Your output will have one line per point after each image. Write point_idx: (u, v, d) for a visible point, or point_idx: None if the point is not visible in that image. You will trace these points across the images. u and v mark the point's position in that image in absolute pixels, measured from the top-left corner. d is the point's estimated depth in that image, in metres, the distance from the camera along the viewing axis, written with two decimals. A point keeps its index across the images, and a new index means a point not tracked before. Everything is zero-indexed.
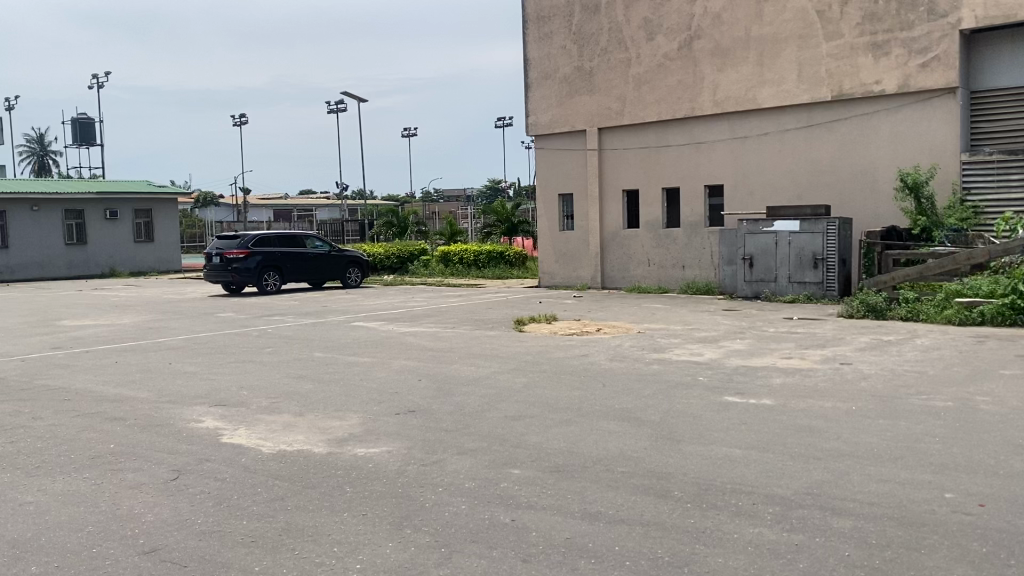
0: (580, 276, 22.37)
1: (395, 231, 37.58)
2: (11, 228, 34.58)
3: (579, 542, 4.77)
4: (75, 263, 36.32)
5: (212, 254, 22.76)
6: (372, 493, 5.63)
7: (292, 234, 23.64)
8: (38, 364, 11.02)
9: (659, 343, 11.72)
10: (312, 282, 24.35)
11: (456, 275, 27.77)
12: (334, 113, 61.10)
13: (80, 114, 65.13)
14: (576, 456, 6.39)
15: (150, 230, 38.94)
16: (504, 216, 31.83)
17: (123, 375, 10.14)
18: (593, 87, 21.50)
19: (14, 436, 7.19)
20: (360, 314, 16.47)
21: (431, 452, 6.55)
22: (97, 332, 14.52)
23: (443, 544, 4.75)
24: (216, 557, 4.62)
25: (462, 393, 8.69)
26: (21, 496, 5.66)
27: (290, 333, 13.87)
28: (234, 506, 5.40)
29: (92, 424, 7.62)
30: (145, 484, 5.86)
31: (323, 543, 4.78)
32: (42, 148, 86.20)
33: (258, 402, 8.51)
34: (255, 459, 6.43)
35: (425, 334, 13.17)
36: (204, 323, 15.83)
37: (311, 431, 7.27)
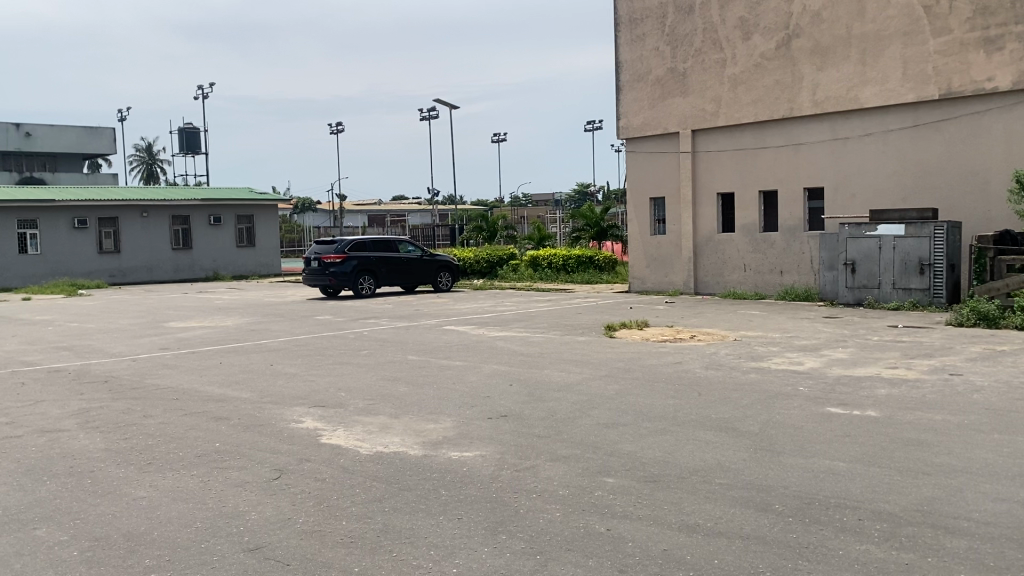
0: (672, 281, 22.06)
1: (485, 236, 37.83)
2: (122, 234, 36.41)
3: (676, 554, 4.68)
4: (181, 267, 37.97)
5: (311, 259, 23.42)
6: (467, 497, 5.66)
7: (386, 239, 24.07)
8: (149, 364, 11.53)
9: (756, 351, 11.42)
10: (404, 286, 24.75)
11: (545, 279, 27.80)
12: (426, 120, 62.01)
13: (186, 124, 68.02)
14: (672, 466, 6.28)
15: (252, 235, 40.15)
16: (594, 220, 31.72)
17: (227, 375, 10.51)
18: (686, 89, 21.20)
19: (129, 433, 7.54)
20: (452, 318, 16.66)
21: (524, 457, 6.54)
22: (202, 334, 15.10)
23: (540, 551, 4.73)
24: (318, 556, 4.72)
25: (554, 399, 8.67)
26: (134, 491, 5.91)
27: (384, 336, 14.11)
28: (333, 506, 5.52)
29: (199, 422, 7.92)
30: (249, 483, 6.05)
31: (421, 546, 4.83)
32: (151, 157, 90.41)
33: (355, 403, 8.68)
34: (353, 460, 6.56)
35: (516, 339, 13.21)
36: (302, 325, 16.28)
37: (407, 433, 7.37)
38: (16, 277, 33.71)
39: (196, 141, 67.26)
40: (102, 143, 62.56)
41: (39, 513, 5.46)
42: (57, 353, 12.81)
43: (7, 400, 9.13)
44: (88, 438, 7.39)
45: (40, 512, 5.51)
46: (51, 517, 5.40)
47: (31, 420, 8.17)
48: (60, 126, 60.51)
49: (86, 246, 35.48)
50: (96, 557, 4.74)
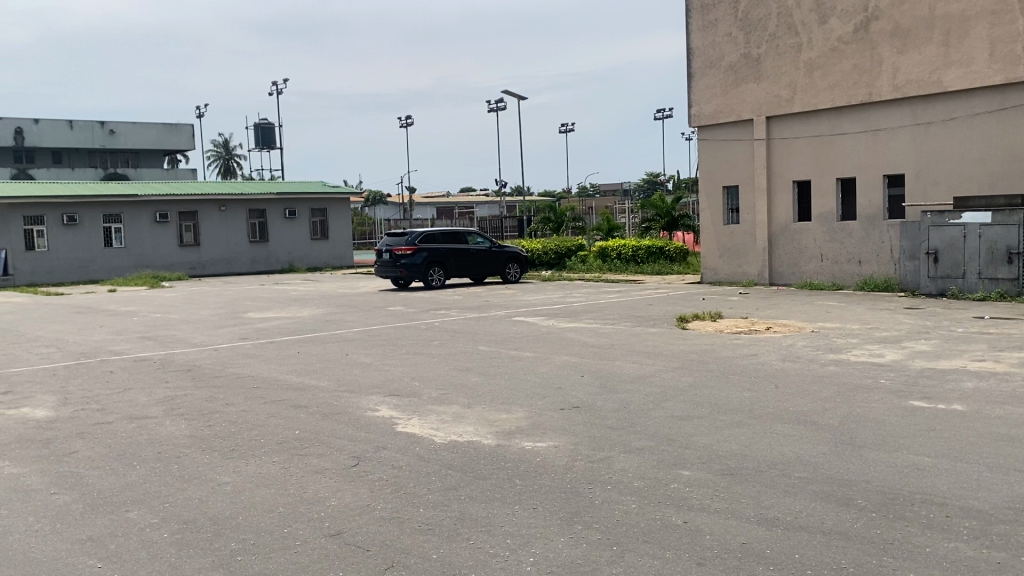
0: (746, 271, 21.70)
1: (552, 226, 37.70)
2: (202, 228, 37.53)
3: (755, 547, 4.61)
4: (258, 260, 38.98)
5: (382, 251, 23.75)
6: (541, 487, 5.67)
7: (456, 231, 24.27)
8: (230, 353, 11.87)
9: (835, 343, 11.14)
10: (474, 278, 24.93)
11: (614, 270, 27.62)
12: (494, 111, 62.01)
13: (261, 120, 69.55)
14: (749, 459, 6.18)
15: (325, 228, 40.96)
16: (664, 210, 31.32)
17: (304, 365, 10.74)
18: (760, 75, 20.77)
19: (212, 420, 7.78)
20: (522, 309, 16.69)
21: (598, 449, 6.52)
22: (279, 324, 15.47)
23: (616, 542, 4.71)
24: (397, 542, 4.79)
25: (627, 391, 8.60)
26: (219, 476, 6.10)
27: (455, 326, 14.23)
28: (411, 493, 5.60)
29: (279, 410, 8.12)
30: (328, 469, 6.18)
31: (497, 535, 4.86)
32: (228, 152, 92.85)
33: (428, 393, 8.77)
34: (429, 449, 6.64)
35: (587, 330, 13.17)
36: (375, 316, 16.54)
37: (480, 423, 7.41)
38: (102, 269, 34.96)
39: (271, 137, 68.76)
40: (181, 139, 64.54)
41: (131, 496, 5.68)
42: (143, 342, 13.27)
43: (97, 388, 9.51)
44: (174, 424, 7.64)
45: (131, 495, 5.73)
46: (142, 501, 5.60)
47: (120, 407, 8.49)
48: (142, 124, 62.52)
49: (167, 240, 36.64)
50: (185, 539, 4.91)
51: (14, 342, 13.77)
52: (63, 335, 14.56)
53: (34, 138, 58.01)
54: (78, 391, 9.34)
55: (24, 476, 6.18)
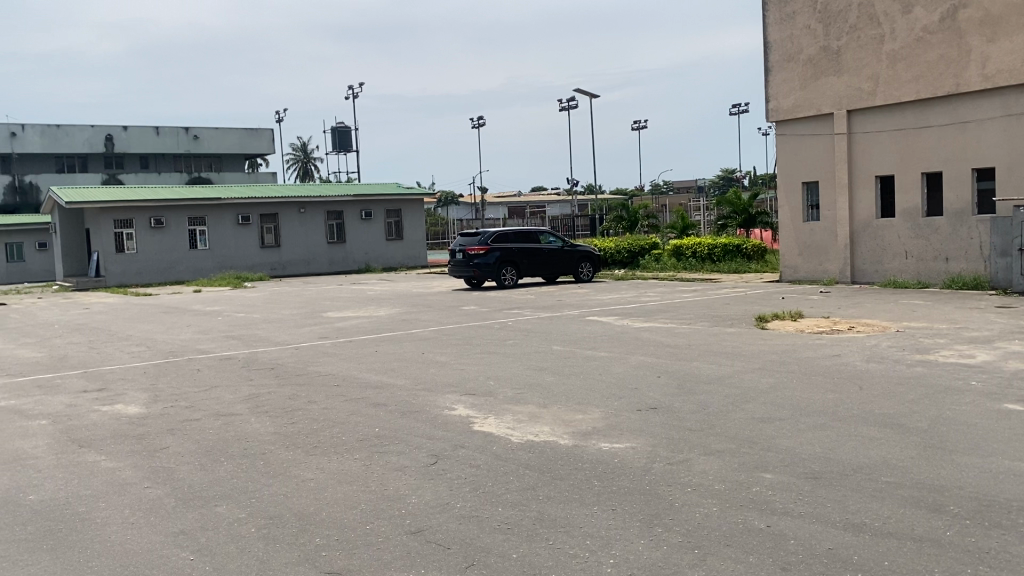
0: (827, 269, 21.17)
1: (625, 225, 37.28)
2: (282, 229, 38.53)
3: (842, 553, 4.50)
4: (336, 260, 39.79)
5: (455, 251, 23.98)
6: (620, 488, 5.63)
7: (528, 230, 24.33)
8: (310, 352, 12.15)
9: (923, 343, 10.77)
10: (547, 277, 24.94)
11: (689, 268, 27.27)
12: (566, 110, 61.76)
13: (337, 123, 70.89)
14: (834, 463, 6.02)
15: (400, 229, 41.55)
16: (741, 207, 30.74)
17: (383, 363, 10.92)
18: (841, 68, 20.23)
19: (296, 417, 7.98)
20: (596, 309, 16.61)
21: (677, 451, 6.44)
22: (357, 323, 15.76)
23: (698, 546, 4.65)
24: (476, 540, 4.83)
25: (705, 392, 8.49)
26: (303, 472, 6.24)
27: (529, 326, 14.24)
28: (489, 492, 5.63)
29: (359, 408, 8.26)
30: (408, 466, 6.27)
31: (576, 536, 4.85)
32: (306, 156, 95.02)
33: (504, 392, 8.82)
34: (506, 448, 6.67)
35: (662, 330, 13.02)
36: (450, 315, 16.65)
37: (556, 423, 7.40)
38: (188, 270, 36.15)
39: (347, 140, 70.12)
40: (261, 143, 66.48)
41: (219, 491, 5.87)
42: (228, 341, 13.66)
43: (187, 385, 9.85)
44: (259, 421, 7.86)
45: (219, 490, 5.91)
46: (229, 496, 5.77)
47: (208, 403, 8.77)
48: (224, 129, 64.56)
49: (249, 241, 37.71)
50: (271, 534, 5.04)
51: (107, 341, 14.35)
52: (152, 335, 15.09)
53: (123, 145, 60.31)
54: (168, 389, 9.70)
55: (120, 470, 6.44)
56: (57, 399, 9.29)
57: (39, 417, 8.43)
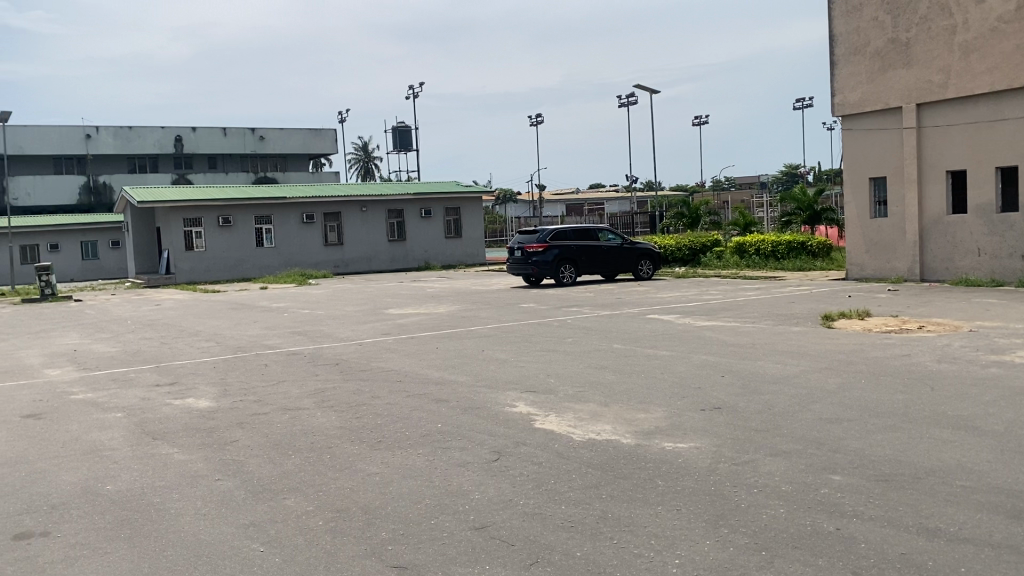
0: (895, 267, 20.65)
1: (686, 222, 36.80)
2: (345, 227, 39.09)
3: (916, 558, 4.38)
4: (396, 258, 40.25)
5: (514, 248, 24.02)
6: (684, 488, 5.58)
7: (587, 228, 24.23)
8: (373, 348, 12.30)
9: (999, 343, 10.43)
10: (606, 274, 24.83)
11: (752, 266, 26.84)
12: (626, 106, 61.13)
13: (398, 122, 71.51)
14: (905, 465, 5.88)
15: (459, 226, 41.83)
16: (805, 203, 30.09)
17: (444, 359, 11.01)
18: (910, 60, 19.70)
19: (360, 412, 8.10)
20: (657, 307, 16.46)
21: (742, 451, 6.36)
22: (418, 320, 15.91)
23: (765, 547, 4.59)
24: (540, 538, 4.84)
25: (770, 391, 8.36)
26: (367, 467, 6.32)
27: (589, 324, 14.19)
28: (552, 490, 5.63)
29: (422, 404, 8.35)
30: (471, 463, 6.31)
31: (641, 535, 4.82)
32: (367, 155, 96.25)
33: (565, 390, 8.81)
34: (568, 446, 6.66)
35: (725, 329, 12.85)
36: (509, 313, 16.69)
37: (618, 422, 7.35)
38: (254, 268, 36.93)
39: (407, 139, 70.78)
40: (324, 144, 67.88)
41: (287, 484, 5.99)
42: (293, 337, 13.92)
43: (254, 380, 10.08)
44: (325, 416, 8.00)
45: (287, 483, 6.03)
46: (297, 488, 5.89)
47: (275, 398, 8.95)
48: (289, 130, 66.02)
49: (312, 239, 38.36)
50: (338, 527, 5.12)
51: (178, 337, 14.75)
52: (221, 331, 15.47)
53: (192, 145, 61.96)
54: (237, 383, 9.94)
55: (192, 462, 6.62)
56: (131, 392, 9.58)
57: (115, 410, 8.71)
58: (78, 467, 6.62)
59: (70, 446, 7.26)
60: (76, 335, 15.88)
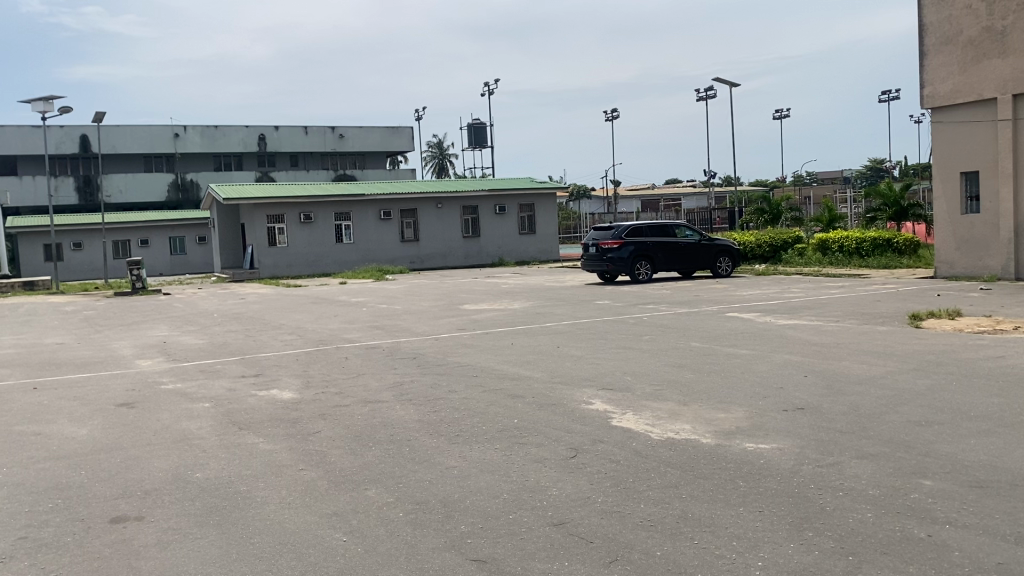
0: (987, 265, 19.87)
1: (766, 218, 36.03)
2: (421, 224, 39.56)
3: (1014, 569, 4.20)
4: (471, 254, 40.57)
5: (589, 245, 23.91)
6: (767, 490, 5.47)
7: (664, 224, 23.95)
8: (449, 343, 12.42)
9: None
10: (682, 271, 24.52)
11: (835, 264, 26.13)
12: (704, 100, 59.99)
13: (474, 119, 71.89)
14: (1001, 471, 5.64)
15: (533, 223, 41.90)
16: (892, 199, 29.09)
17: (520, 355, 11.04)
18: (1006, 49, 18.87)
19: (437, 406, 8.19)
20: (735, 305, 16.19)
21: (827, 453, 6.20)
22: (493, 316, 16.00)
23: (852, 552, 4.47)
24: (619, 536, 4.81)
25: (855, 392, 8.14)
26: (445, 461, 6.38)
27: (666, 322, 14.05)
28: (630, 488, 5.59)
29: (498, 399, 8.39)
30: (548, 459, 6.31)
31: (722, 536, 4.75)
32: (442, 152, 97.11)
33: (642, 388, 8.74)
34: (646, 444, 6.60)
35: (807, 328, 12.53)
36: (584, 309, 16.64)
37: (697, 422, 7.25)
38: (333, 263, 37.70)
39: (482, 135, 71.14)
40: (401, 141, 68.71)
41: (368, 475, 6.10)
42: (372, 331, 14.14)
43: (335, 372, 10.30)
44: (403, 409, 8.12)
45: (368, 474, 6.14)
46: (378, 480, 5.99)
47: (355, 390, 9.14)
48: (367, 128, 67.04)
49: (389, 235, 38.93)
50: (419, 519, 5.19)
51: (261, 329, 15.16)
52: (302, 324, 15.84)
53: (274, 143, 63.57)
54: (319, 375, 10.16)
55: (276, 452, 6.79)
56: (218, 383, 9.90)
57: (203, 399, 9.01)
58: (168, 455, 6.87)
59: (162, 434, 7.54)
60: (166, 327, 16.45)
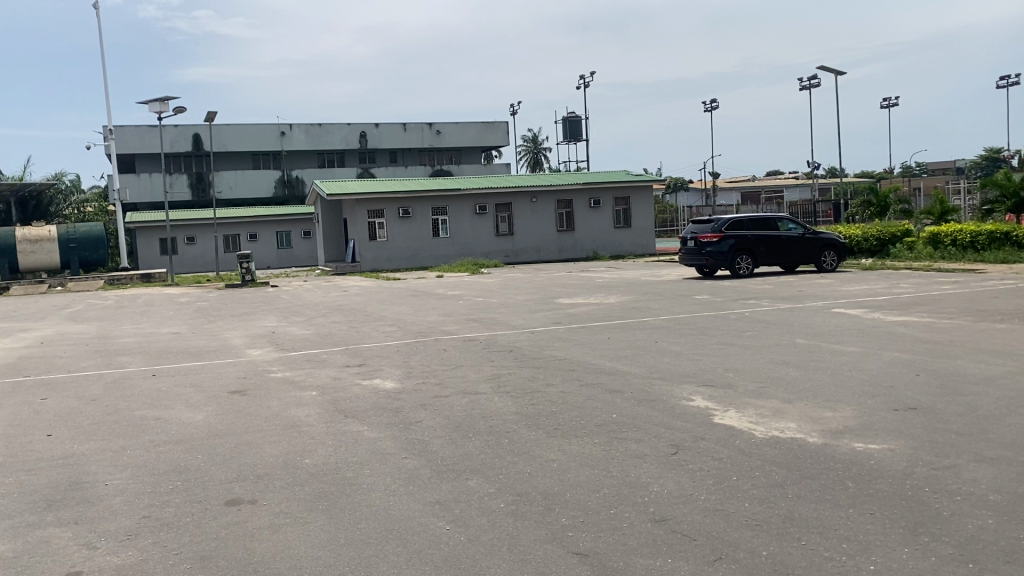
0: None
1: (874, 211, 34.81)
2: (516, 218, 39.77)
3: None
4: (565, 248, 40.55)
5: (688, 238, 23.54)
6: (878, 492, 5.29)
7: (765, 217, 23.36)
8: (547, 336, 12.46)
9: None
10: (784, 266, 23.89)
11: (948, 258, 24.99)
12: (807, 89, 57.93)
13: (569, 112, 71.65)
14: None
15: (629, 216, 41.55)
16: (1011, 189, 27.58)
17: (618, 350, 10.97)
18: None
19: (536, 399, 8.22)
20: (841, 301, 15.65)
21: (942, 456, 5.95)
22: (589, 310, 15.95)
23: (972, 560, 4.27)
24: (724, 535, 4.73)
25: (973, 393, 7.77)
26: (545, 453, 6.42)
27: (769, 317, 13.73)
28: (734, 486, 5.50)
29: (595, 393, 8.36)
30: (649, 455, 6.26)
31: (831, 538, 4.62)
32: (536, 146, 97.27)
33: (745, 385, 8.56)
34: (750, 443, 6.47)
35: (918, 325, 12.03)
36: (683, 304, 16.42)
37: (803, 420, 7.08)
38: (430, 257, 38.29)
39: (578, 128, 70.87)
40: (496, 136, 69.19)
41: (470, 465, 6.19)
42: (469, 324, 14.32)
43: (435, 364, 10.48)
44: (502, 401, 8.19)
45: (469, 464, 6.23)
46: (479, 471, 6.07)
47: (455, 381, 9.28)
48: (463, 123, 67.80)
49: (485, 229, 39.27)
50: (520, 511, 5.23)
51: (363, 321, 15.56)
52: (402, 316, 16.17)
53: (374, 140, 65.02)
54: (419, 366, 10.37)
55: (380, 440, 6.96)
56: (324, 372, 10.21)
57: (310, 388, 9.32)
58: (279, 441, 7.13)
59: (272, 421, 7.83)
60: (274, 318, 17.10)
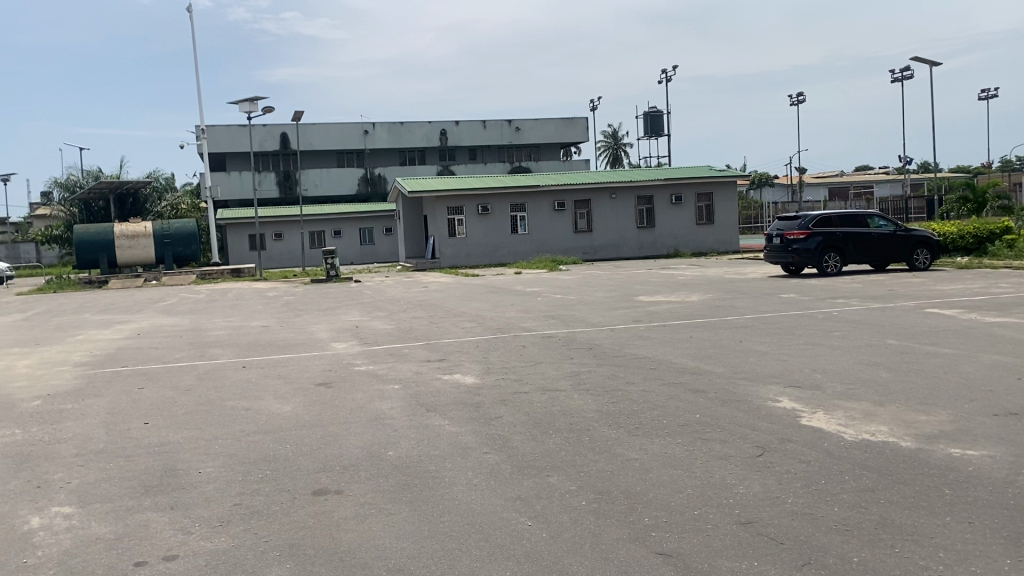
0: None
1: (971, 208, 33.08)
2: (595, 214, 39.59)
3: None
4: (645, 245, 40.19)
5: (773, 235, 22.98)
6: (977, 499, 5.07)
7: (855, 214, 22.64)
8: (627, 334, 12.37)
9: None
10: (874, 264, 23.14)
11: None
12: (899, 81, 55.82)
13: (650, 107, 70.92)
14: None
15: (711, 212, 40.91)
16: None
17: (700, 349, 10.81)
18: None
19: (617, 397, 8.17)
20: (935, 300, 15.06)
21: None
22: (671, 308, 15.74)
23: None
24: (812, 539, 4.61)
25: None
26: (627, 452, 6.37)
27: (857, 317, 13.31)
28: (823, 490, 5.35)
29: (678, 393, 8.26)
30: (733, 456, 6.15)
31: (927, 546, 4.45)
32: (616, 142, 96.56)
33: (833, 386, 8.32)
34: (839, 446, 6.29)
35: (1019, 326, 11.48)
36: (767, 303, 16.07)
37: (895, 423, 6.84)
38: (509, 254, 38.45)
39: (658, 124, 70.08)
40: (576, 132, 69.09)
41: (551, 462, 6.18)
42: (548, 320, 14.33)
43: (515, 360, 10.51)
44: (582, 398, 8.16)
45: (551, 461, 6.23)
46: (560, 467, 6.06)
47: (535, 378, 9.30)
48: (542, 120, 67.97)
49: (564, 226, 39.22)
50: (602, 509, 5.20)
51: (444, 316, 15.73)
52: (481, 312, 16.28)
53: (454, 137, 65.71)
54: (499, 362, 10.42)
55: (462, 435, 7.02)
56: (406, 366, 10.36)
57: (394, 381, 9.48)
58: (363, 433, 7.26)
59: (357, 413, 7.99)
60: (357, 312, 17.44)
